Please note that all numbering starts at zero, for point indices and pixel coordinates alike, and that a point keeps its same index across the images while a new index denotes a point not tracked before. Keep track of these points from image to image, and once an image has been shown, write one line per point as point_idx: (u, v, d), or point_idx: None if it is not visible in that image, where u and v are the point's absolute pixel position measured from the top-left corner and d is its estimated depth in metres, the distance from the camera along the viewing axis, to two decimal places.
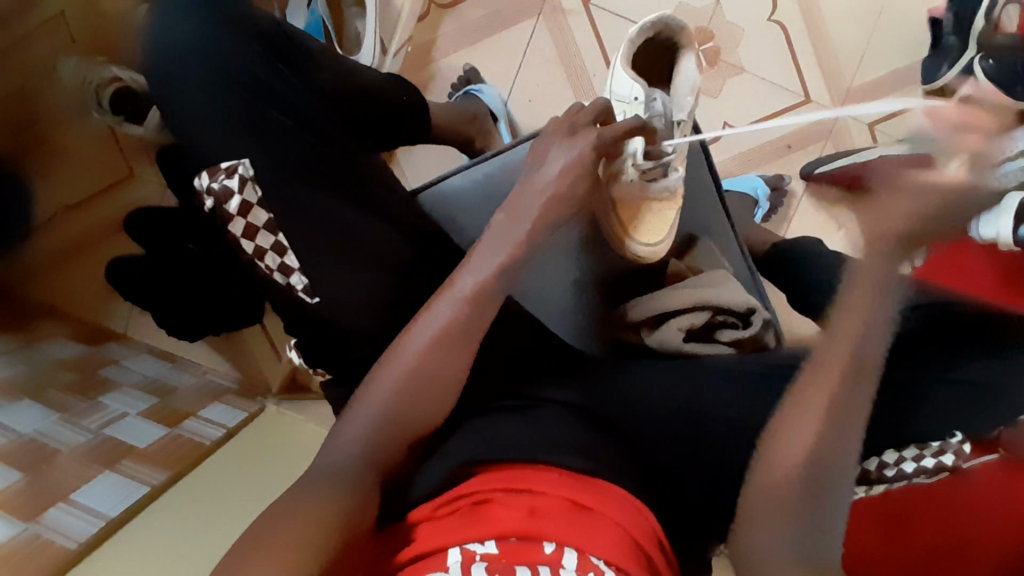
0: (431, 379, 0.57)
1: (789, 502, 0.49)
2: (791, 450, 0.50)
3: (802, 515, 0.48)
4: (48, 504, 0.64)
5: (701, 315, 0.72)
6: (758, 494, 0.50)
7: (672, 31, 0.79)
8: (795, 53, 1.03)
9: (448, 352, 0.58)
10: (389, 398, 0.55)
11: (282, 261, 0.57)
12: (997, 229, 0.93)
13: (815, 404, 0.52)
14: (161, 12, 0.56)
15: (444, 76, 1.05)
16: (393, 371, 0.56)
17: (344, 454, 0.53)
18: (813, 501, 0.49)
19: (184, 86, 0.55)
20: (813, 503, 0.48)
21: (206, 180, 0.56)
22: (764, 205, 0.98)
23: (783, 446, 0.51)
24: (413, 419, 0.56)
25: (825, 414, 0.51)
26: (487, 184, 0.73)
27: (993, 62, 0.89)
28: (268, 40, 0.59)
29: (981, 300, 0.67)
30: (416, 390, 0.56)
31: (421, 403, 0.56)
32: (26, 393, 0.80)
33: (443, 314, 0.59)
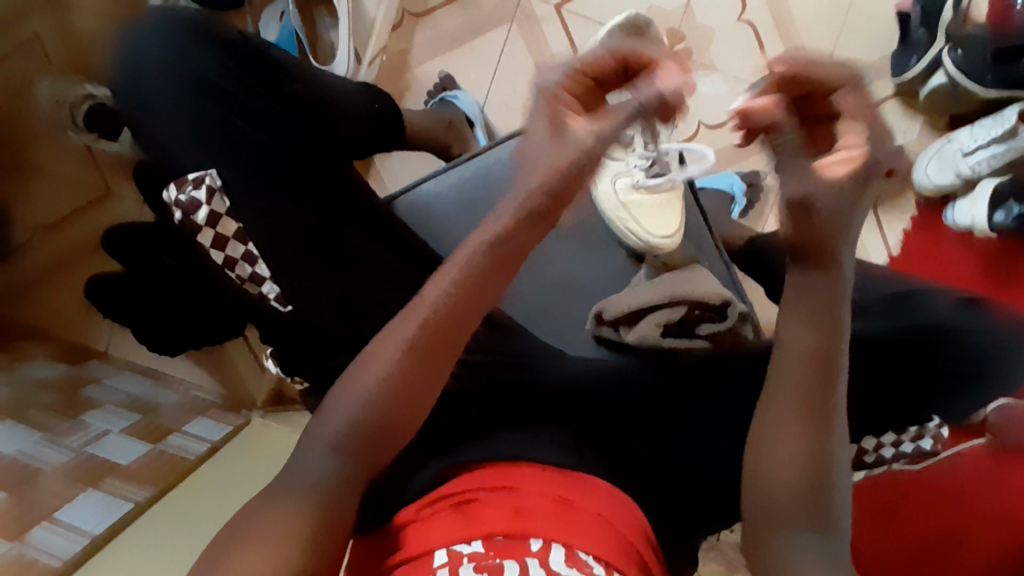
0: (409, 395, 0.51)
1: (795, 503, 0.47)
2: (790, 452, 0.47)
3: (808, 515, 0.46)
4: (31, 524, 0.64)
5: (677, 309, 0.69)
6: (760, 499, 0.48)
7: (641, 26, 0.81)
8: (765, 51, 1.04)
9: (417, 369, 0.51)
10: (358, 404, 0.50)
11: (253, 271, 0.57)
12: (973, 216, 0.93)
13: (799, 399, 0.49)
14: (136, 29, 0.58)
15: (420, 84, 1.06)
16: (357, 385, 0.51)
17: None
18: (819, 503, 0.47)
19: (151, 97, 0.55)
20: (822, 505, 0.47)
21: (174, 192, 0.55)
22: (741, 202, 1.00)
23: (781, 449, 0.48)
24: (383, 435, 0.51)
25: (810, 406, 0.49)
26: (464, 188, 0.73)
27: (962, 54, 0.91)
28: (239, 51, 0.60)
29: (954, 286, 0.69)
30: (387, 403, 0.50)
31: (393, 420, 0.51)
32: (8, 414, 0.79)
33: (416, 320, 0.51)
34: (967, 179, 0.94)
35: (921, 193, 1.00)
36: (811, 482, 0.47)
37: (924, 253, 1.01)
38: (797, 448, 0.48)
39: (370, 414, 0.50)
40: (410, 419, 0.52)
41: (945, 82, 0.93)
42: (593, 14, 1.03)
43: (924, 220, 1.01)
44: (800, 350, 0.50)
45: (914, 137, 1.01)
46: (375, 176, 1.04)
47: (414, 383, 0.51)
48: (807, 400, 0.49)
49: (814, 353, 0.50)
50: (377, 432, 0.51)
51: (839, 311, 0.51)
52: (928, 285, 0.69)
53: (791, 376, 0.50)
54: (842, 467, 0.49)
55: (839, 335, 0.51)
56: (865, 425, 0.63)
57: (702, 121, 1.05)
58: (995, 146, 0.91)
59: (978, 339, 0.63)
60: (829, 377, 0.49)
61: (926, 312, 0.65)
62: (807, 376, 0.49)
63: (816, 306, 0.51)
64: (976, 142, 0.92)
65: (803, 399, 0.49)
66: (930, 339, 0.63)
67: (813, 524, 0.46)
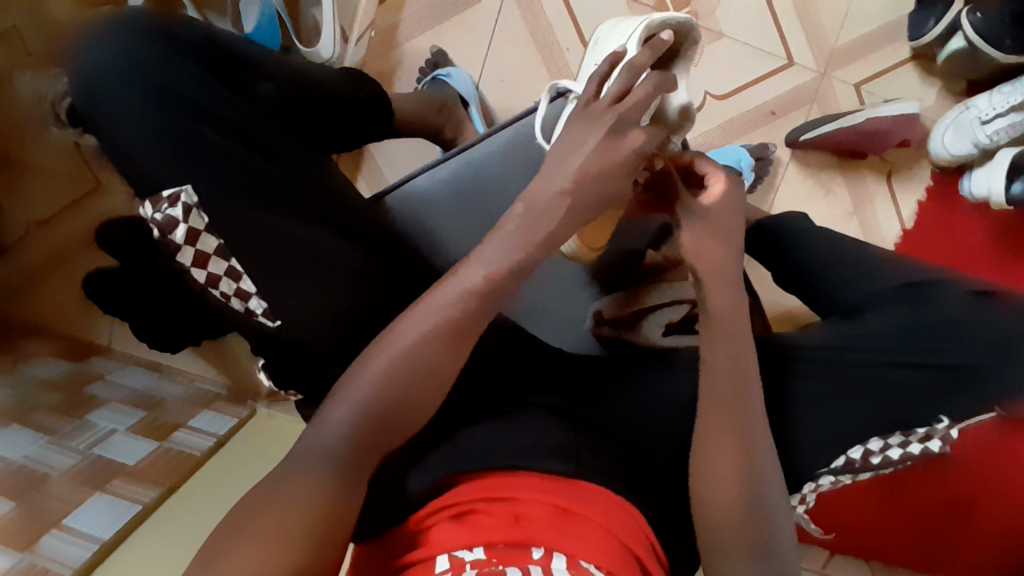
0: (418, 382, 0.51)
1: (746, 531, 0.49)
2: (725, 486, 0.50)
3: (750, 541, 0.49)
4: (41, 532, 0.64)
5: (679, 308, 0.71)
6: (713, 532, 0.50)
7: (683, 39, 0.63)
8: (775, 13, 0.98)
9: (446, 368, 0.52)
10: (375, 393, 0.50)
11: (238, 287, 0.55)
12: (989, 186, 0.88)
13: (726, 434, 0.51)
14: (92, 30, 0.53)
15: (411, 61, 1.01)
16: (378, 369, 0.51)
17: None
18: (762, 526, 0.49)
19: (110, 107, 0.51)
20: (763, 533, 0.49)
21: (149, 209, 0.53)
22: (749, 177, 0.94)
23: (714, 484, 0.50)
24: (363, 451, 0.50)
25: (741, 444, 0.51)
26: (455, 183, 0.71)
27: (981, 16, 0.85)
28: (200, 53, 0.57)
29: (967, 274, 0.67)
30: (405, 385, 0.51)
31: (411, 405, 0.51)
32: (13, 417, 0.80)
33: (435, 326, 0.52)
34: (985, 149, 0.89)
35: (937, 163, 0.95)
36: (749, 508, 0.49)
37: (940, 226, 0.97)
38: (730, 480, 0.50)
39: (382, 402, 0.50)
40: (416, 411, 0.52)
41: (964, 46, 0.87)
42: None
43: (942, 191, 0.97)
44: (723, 383, 0.53)
45: (931, 103, 0.96)
46: (368, 160, 1.00)
47: (448, 366, 0.52)
48: (738, 437, 0.51)
49: (733, 382, 0.53)
50: (387, 423, 0.51)
51: (741, 342, 0.55)
52: (941, 273, 0.67)
53: (723, 408, 0.52)
54: (775, 492, 0.51)
55: (745, 372, 0.54)
56: (870, 424, 0.62)
57: (707, 91, 1.00)
58: (1012, 114, 0.87)
59: (990, 334, 0.61)
60: (747, 405, 0.53)
61: (940, 309, 0.63)
62: (730, 405, 0.52)
63: (742, 341, 0.55)
64: (994, 111, 0.88)
65: (736, 437, 0.51)
66: (941, 335, 0.62)
67: (759, 548, 0.48)
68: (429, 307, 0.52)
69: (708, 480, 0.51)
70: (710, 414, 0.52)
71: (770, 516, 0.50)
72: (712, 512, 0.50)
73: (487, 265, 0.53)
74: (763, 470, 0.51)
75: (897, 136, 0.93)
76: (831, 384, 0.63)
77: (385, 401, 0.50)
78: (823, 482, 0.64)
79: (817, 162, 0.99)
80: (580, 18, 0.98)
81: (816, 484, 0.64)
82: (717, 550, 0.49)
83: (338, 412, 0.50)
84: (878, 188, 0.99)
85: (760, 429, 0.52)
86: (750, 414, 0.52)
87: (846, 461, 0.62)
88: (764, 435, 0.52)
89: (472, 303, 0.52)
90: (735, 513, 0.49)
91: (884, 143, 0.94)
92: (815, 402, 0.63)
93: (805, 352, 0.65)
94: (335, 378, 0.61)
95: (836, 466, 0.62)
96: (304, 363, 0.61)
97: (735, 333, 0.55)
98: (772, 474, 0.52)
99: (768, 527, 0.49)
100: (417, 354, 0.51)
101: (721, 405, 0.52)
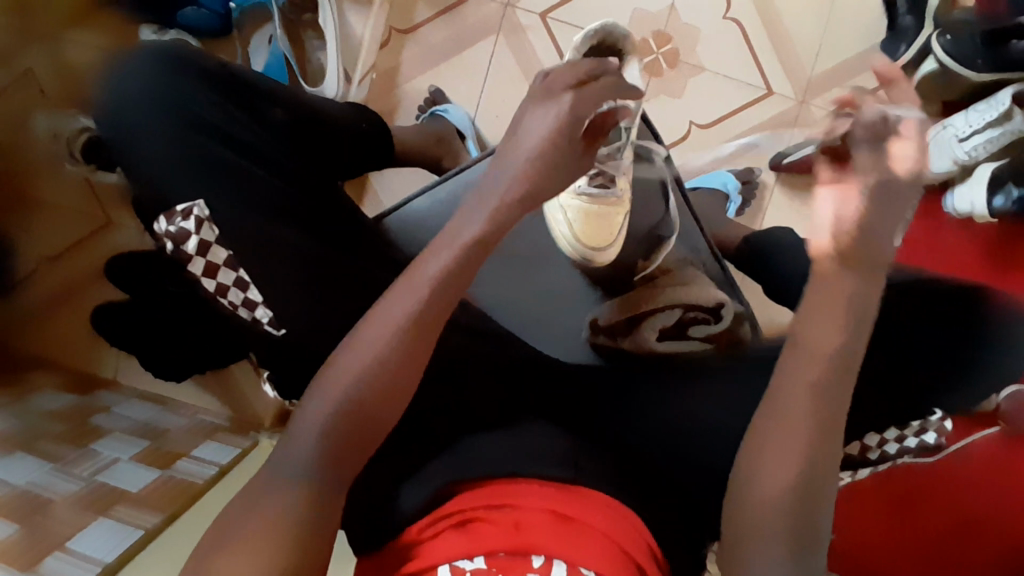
0: (375, 414, 0.51)
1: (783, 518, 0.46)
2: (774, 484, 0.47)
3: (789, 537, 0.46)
4: (44, 554, 0.64)
5: (671, 314, 0.71)
6: (749, 512, 0.47)
7: (617, 39, 0.71)
8: (753, 47, 1.04)
9: (389, 405, 0.51)
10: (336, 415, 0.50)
11: (246, 296, 0.57)
12: (972, 202, 0.93)
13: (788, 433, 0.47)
14: (124, 60, 0.59)
15: (410, 100, 1.07)
16: (333, 393, 0.50)
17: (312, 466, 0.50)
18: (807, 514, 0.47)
19: (139, 134, 0.56)
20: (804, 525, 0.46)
21: (163, 224, 0.56)
22: (737, 199, 1.00)
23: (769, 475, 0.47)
24: (362, 448, 0.50)
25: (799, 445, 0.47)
26: (452, 201, 0.74)
27: (950, 39, 0.91)
28: (217, 79, 0.61)
29: (949, 276, 0.69)
30: (380, 370, 0.50)
31: (383, 387, 0.50)
32: (19, 446, 0.81)
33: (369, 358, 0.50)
34: (964, 165, 0.93)
35: None
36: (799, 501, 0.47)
37: (928, 242, 0.99)
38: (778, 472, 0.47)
39: (349, 423, 0.50)
40: (400, 396, 0.52)
41: (935, 69, 0.94)
42: (578, 22, 1.05)
43: (925, 208, 1.00)
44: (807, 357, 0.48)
45: None
46: (369, 193, 1.04)
47: (403, 394, 0.52)
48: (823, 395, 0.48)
49: (821, 369, 0.48)
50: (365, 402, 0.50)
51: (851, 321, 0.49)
52: (925, 275, 0.69)
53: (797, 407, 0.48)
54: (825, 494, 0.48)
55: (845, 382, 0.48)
56: (867, 422, 0.62)
57: (693, 120, 1.05)
58: (989, 130, 0.89)
59: (980, 328, 0.63)
60: (827, 395, 0.48)
61: (927, 306, 0.65)
62: (800, 397, 0.48)
63: (849, 312, 0.49)
64: (971, 128, 0.90)
65: (802, 403, 0.48)
66: (937, 323, 0.64)
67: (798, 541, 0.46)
68: (361, 337, 0.51)
69: (765, 462, 0.48)
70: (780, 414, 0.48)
71: (826, 483, 0.47)
72: (762, 494, 0.47)
73: (416, 281, 0.52)
74: (833, 432, 0.48)
75: None
76: None
77: (347, 414, 0.50)
78: None
79: (802, 186, 1.02)
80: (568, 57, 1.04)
81: None
82: (741, 530, 0.48)
83: (319, 392, 0.50)
84: None
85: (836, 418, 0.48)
86: (828, 408, 0.48)
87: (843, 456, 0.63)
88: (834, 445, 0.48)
89: (417, 310, 0.52)
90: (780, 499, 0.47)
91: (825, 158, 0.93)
92: None
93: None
94: None
95: None
96: (308, 373, 0.62)
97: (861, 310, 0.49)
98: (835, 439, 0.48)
99: (817, 498, 0.47)
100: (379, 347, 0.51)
101: (801, 377, 0.48)
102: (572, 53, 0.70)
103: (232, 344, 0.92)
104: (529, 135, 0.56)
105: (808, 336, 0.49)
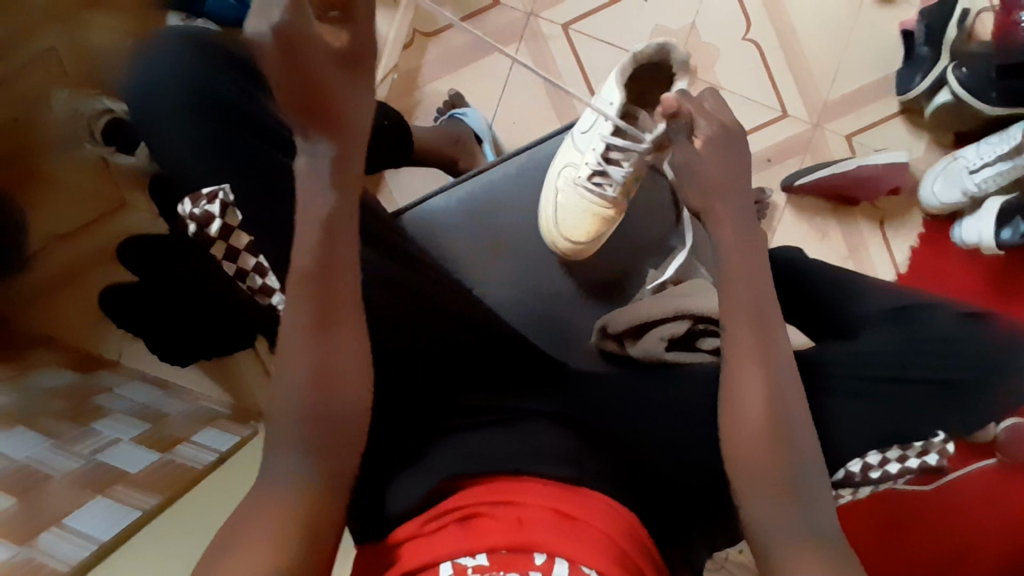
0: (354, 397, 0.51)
1: (779, 476, 0.50)
2: (762, 443, 0.51)
3: (788, 493, 0.49)
4: (40, 528, 0.64)
5: (683, 323, 0.68)
6: (748, 481, 0.51)
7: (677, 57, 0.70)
8: (770, 68, 1.05)
9: (327, 398, 0.50)
10: (350, 398, 0.51)
11: (263, 280, 0.60)
12: (980, 233, 0.93)
13: (755, 387, 0.52)
14: (152, 46, 0.62)
15: (430, 102, 1.08)
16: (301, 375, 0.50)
17: None
18: (798, 470, 0.50)
19: (162, 115, 0.59)
20: (797, 480, 0.50)
21: (189, 205, 0.61)
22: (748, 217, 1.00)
23: (749, 435, 0.51)
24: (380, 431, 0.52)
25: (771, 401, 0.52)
26: (471, 202, 0.75)
27: (966, 71, 0.93)
28: (245, 66, 0.61)
29: (954, 301, 0.70)
30: (327, 370, 0.50)
31: (341, 394, 0.50)
32: (20, 420, 0.81)
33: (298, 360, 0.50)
34: (974, 196, 0.94)
35: (929, 211, 1.00)
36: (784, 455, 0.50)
37: (934, 269, 1.00)
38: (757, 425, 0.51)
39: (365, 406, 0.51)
40: None
41: (949, 100, 0.95)
42: (599, 35, 1.06)
43: (933, 237, 1.01)
44: (741, 320, 0.55)
45: (919, 154, 1.02)
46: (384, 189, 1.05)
47: (347, 397, 0.51)
48: (757, 348, 0.54)
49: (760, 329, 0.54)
50: (331, 396, 0.50)
51: (764, 284, 0.57)
52: (930, 298, 0.69)
53: (751, 359, 0.53)
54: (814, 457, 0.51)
55: (776, 336, 0.55)
56: (874, 441, 0.62)
57: None
58: (1000, 163, 0.92)
59: (981, 350, 0.64)
60: (772, 351, 0.54)
61: (932, 327, 0.65)
62: (751, 350, 0.54)
63: (759, 280, 0.57)
64: (982, 160, 0.93)
65: (754, 349, 0.54)
66: (936, 351, 0.64)
67: (792, 493, 0.49)
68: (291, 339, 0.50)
69: (739, 413, 0.52)
70: (741, 373, 0.53)
71: (798, 436, 0.51)
72: (749, 446, 0.51)
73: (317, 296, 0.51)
74: (784, 372, 0.53)
75: (887, 182, 0.99)
76: (850, 401, 0.63)
77: (353, 392, 0.51)
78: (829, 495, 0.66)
79: (812, 208, 1.03)
80: (588, 69, 1.06)
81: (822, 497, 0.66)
82: (748, 499, 0.50)
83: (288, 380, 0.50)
84: (871, 234, 1.03)
85: (786, 371, 0.54)
86: (777, 360, 0.54)
87: (845, 474, 0.63)
88: (798, 399, 0.53)
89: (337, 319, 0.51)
90: (770, 459, 0.50)
91: (875, 182, 0.99)
92: (823, 420, 0.63)
93: (824, 368, 0.65)
94: None
95: (836, 479, 0.63)
96: None
97: (755, 272, 0.57)
98: (794, 382, 0.53)
99: (797, 451, 0.51)
100: (333, 330, 0.51)
101: (737, 332, 0.54)
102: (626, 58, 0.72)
103: (232, 335, 0.93)
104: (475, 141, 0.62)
105: (733, 300, 0.56)
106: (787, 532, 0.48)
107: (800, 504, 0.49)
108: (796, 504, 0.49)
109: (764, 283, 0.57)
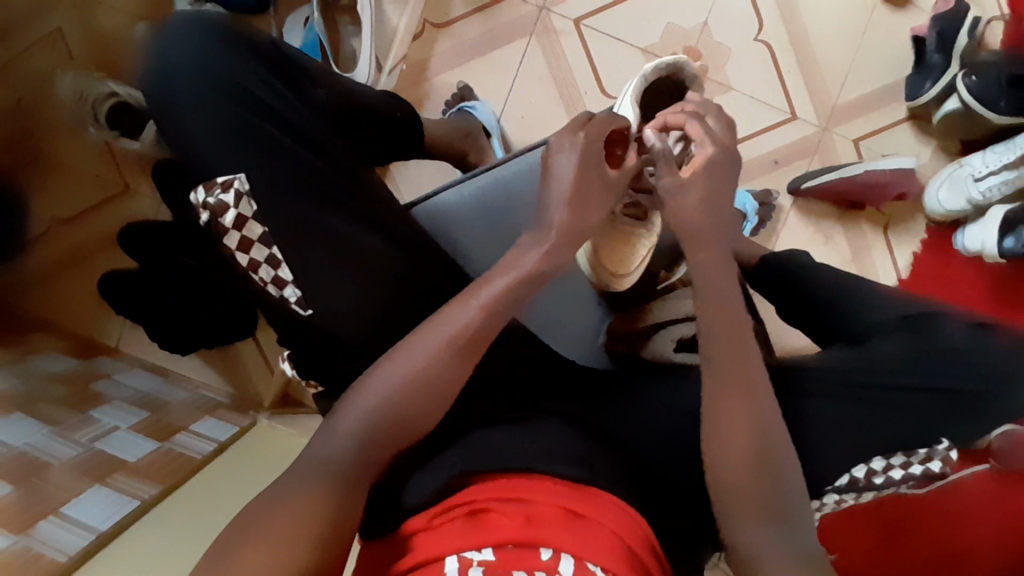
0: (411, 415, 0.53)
1: (763, 502, 0.50)
2: (742, 468, 0.51)
3: (773, 519, 0.50)
4: (38, 517, 0.63)
5: (690, 325, 0.79)
6: (733, 499, 0.51)
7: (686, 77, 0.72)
8: (781, 70, 1.05)
9: (420, 406, 0.53)
10: (382, 402, 0.52)
11: (276, 274, 0.59)
12: (982, 241, 0.93)
13: (742, 418, 0.52)
14: (164, 27, 0.60)
15: (439, 93, 1.07)
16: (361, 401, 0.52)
17: (335, 449, 0.50)
18: (780, 492, 0.51)
19: (180, 102, 0.58)
20: (780, 503, 0.50)
21: (202, 194, 0.58)
22: (753, 219, 1.00)
23: (734, 458, 0.51)
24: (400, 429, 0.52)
25: (760, 435, 0.52)
26: (483, 198, 0.74)
27: (976, 79, 0.93)
28: (264, 54, 0.62)
29: (961, 309, 0.70)
30: (406, 399, 0.53)
31: (411, 412, 0.53)
32: (18, 405, 0.80)
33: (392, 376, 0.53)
34: (977, 205, 0.95)
35: (932, 217, 1.00)
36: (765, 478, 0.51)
37: (935, 275, 1.01)
38: (742, 451, 0.51)
39: (394, 411, 0.52)
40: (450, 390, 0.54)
41: (958, 108, 0.95)
42: (611, 31, 1.06)
43: (935, 243, 1.01)
44: (730, 360, 0.55)
45: (926, 160, 1.02)
46: (390, 181, 1.04)
47: (427, 415, 0.54)
48: (738, 378, 0.54)
49: (733, 328, 0.56)
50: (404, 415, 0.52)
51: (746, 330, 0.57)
52: (938, 307, 0.69)
53: (736, 395, 0.53)
54: (797, 487, 0.52)
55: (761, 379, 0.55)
56: (878, 447, 0.63)
57: None
58: (1005, 172, 0.93)
59: (983, 361, 0.64)
60: (756, 389, 0.54)
61: (938, 338, 0.66)
62: (733, 385, 0.54)
63: (741, 328, 0.57)
64: (987, 168, 0.93)
65: (739, 385, 0.54)
66: (943, 361, 0.65)
67: (778, 512, 0.50)
68: (399, 359, 0.54)
69: (725, 430, 0.52)
70: (725, 404, 0.53)
71: (779, 443, 0.53)
72: (729, 467, 0.51)
73: (437, 330, 0.55)
74: (770, 415, 0.53)
75: (894, 188, 0.99)
76: (852, 406, 0.64)
77: (396, 404, 0.52)
78: (828, 500, 0.64)
79: (818, 211, 1.04)
80: (599, 66, 1.05)
81: (821, 501, 0.65)
82: (730, 518, 0.51)
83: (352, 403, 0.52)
84: (875, 239, 1.03)
85: (771, 411, 0.54)
86: (762, 398, 0.54)
87: (850, 480, 0.63)
88: (785, 443, 0.53)
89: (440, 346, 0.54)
90: (751, 485, 0.51)
91: (881, 188, 0.99)
92: (825, 424, 0.64)
93: (833, 373, 0.65)
94: (354, 372, 0.62)
95: (840, 484, 0.63)
96: (328, 354, 0.62)
97: (739, 318, 0.57)
98: (777, 422, 0.54)
99: (780, 483, 0.51)
100: (429, 356, 0.54)
101: (718, 345, 0.55)
102: (640, 78, 0.71)
103: (236, 322, 0.91)
104: (558, 155, 0.61)
105: (718, 342, 0.56)
106: (771, 549, 0.48)
107: (786, 528, 0.49)
108: (783, 528, 0.49)
109: (745, 335, 0.56)
